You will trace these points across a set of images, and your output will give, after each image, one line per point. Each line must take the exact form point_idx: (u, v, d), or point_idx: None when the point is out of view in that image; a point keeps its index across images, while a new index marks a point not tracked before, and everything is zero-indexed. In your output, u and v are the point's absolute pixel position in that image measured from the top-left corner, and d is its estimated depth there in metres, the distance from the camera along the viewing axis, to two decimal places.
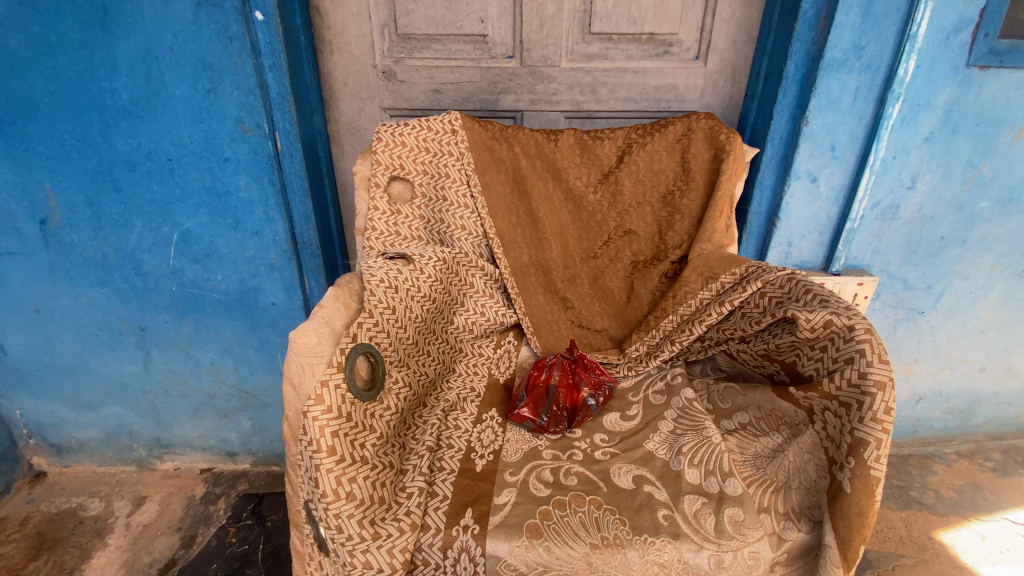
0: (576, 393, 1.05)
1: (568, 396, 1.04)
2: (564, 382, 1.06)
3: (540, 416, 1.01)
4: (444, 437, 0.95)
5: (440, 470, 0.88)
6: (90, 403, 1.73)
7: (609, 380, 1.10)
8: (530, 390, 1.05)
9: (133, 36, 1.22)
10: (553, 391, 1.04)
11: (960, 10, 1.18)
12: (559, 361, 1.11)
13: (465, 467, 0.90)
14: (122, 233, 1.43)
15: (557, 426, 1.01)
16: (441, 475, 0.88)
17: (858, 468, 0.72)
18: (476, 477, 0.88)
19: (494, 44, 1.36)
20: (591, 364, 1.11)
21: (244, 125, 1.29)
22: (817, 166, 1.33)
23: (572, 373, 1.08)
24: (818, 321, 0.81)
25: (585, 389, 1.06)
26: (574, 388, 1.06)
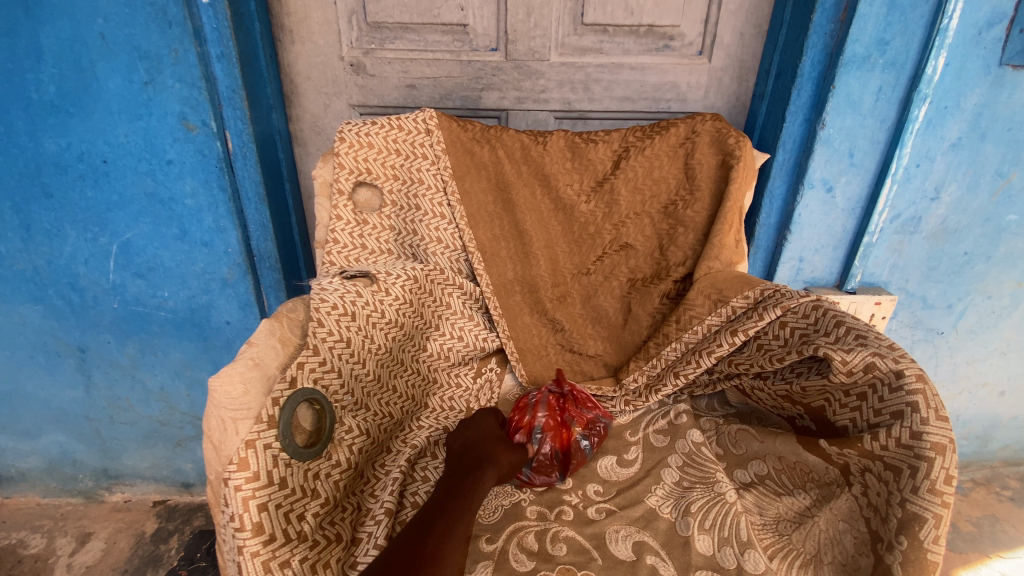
0: (568, 430, 0.91)
1: (558, 436, 0.89)
2: (553, 422, 0.92)
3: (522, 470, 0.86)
4: (462, 425, 0.86)
5: (474, 444, 0.80)
6: (29, 430, 1.55)
7: (604, 416, 0.96)
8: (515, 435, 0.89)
9: (58, 19, 1.06)
10: (540, 433, 0.89)
11: (994, 3, 1.07)
12: (544, 398, 0.96)
13: (496, 436, 0.83)
14: (55, 243, 1.27)
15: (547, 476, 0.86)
16: (479, 447, 0.79)
17: (913, 551, 0.58)
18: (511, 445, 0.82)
19: (475, 35, 1.21)
20: (581, 397, 0.97)
21: (188, 122, 1.14)
22: (834, 174, 1.21)
23: (561, 409, 0.94)
24: (857, 363, 0.67)
25: (576, 427, 0.92)
26: (566, 425, 0.91)
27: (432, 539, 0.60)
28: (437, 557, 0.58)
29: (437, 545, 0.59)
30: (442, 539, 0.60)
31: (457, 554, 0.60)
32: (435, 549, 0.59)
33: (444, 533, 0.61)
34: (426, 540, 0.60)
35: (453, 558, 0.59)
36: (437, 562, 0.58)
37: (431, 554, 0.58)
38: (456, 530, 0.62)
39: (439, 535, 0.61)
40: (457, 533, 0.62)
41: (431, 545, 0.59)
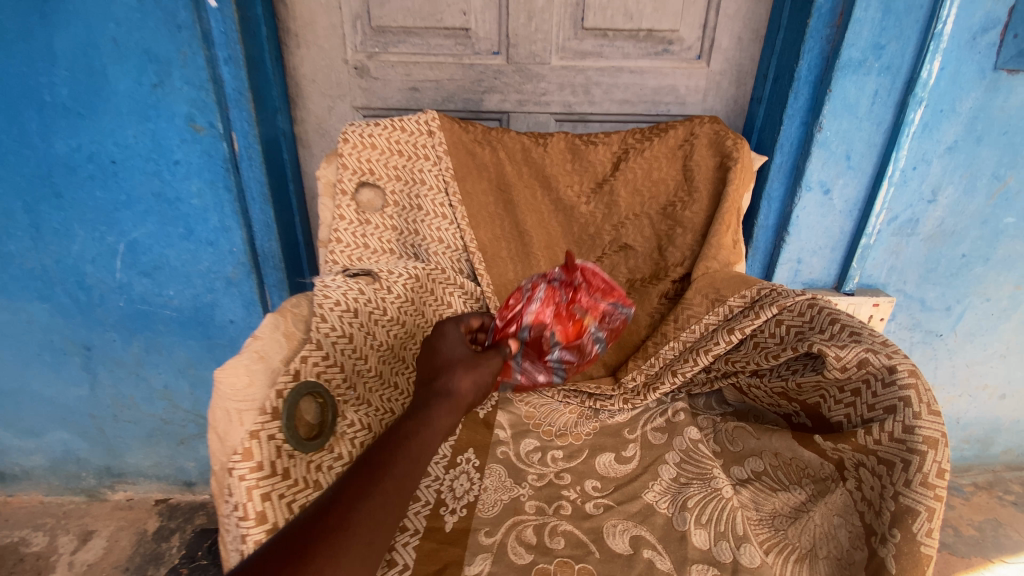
0: (576, 325, 0.91)
1: (565, 331, 0.90)
2: (559, 315, 0.90)
3: (512, 375, 0.86)
4: (427, 343, 0.71)
5: (434, 369, 0.65)
6: (34, 428, 1.56)
7: (618, 302, 0.94)
8: (502, 335, 0.87)
9: (70, 22, 1.08)
10: (533, 331, 0.88)
11: (988, 8, 1.08)
12: (545, 289, 0.91)
13: (464, 356, 0.67)
14: (63, 242, 1.29)
15: (547, 373, 0.90)
16: (439, 372, 0.64)
17: (906, 544, 0.59)
18: (479, 364, 0.66)
19: (477, 39, 1.23)
20: (593, 284, 0.93)
21: (196, 123, 1.16)
22: (831, 176, 1.22)
23: (569, 299, 0.92)
24: (851, 359, 0.68)
25: (585, 317, 0.91)
26: (575, 319, 0.91)
27: (344, 497, 0.51)
28: (346, 525, 0.49)
29: (348, 508, 0.50)
30: (353, 501, 0.50)
31: (380, 515, 0.50)
32: (345, 513, 0.49)
33: (361, 492, 0.51)
34: (335, 499, 0.51)
35: (371, 523, 0.50)
36: (344, 530, 0.48)
37: (337, 518, 0.49)
38: (383, 486, 0.52)
39: (352, 496, 0.51)
40: (380, 492, 0.51)
41: (341, 507, 0.50)
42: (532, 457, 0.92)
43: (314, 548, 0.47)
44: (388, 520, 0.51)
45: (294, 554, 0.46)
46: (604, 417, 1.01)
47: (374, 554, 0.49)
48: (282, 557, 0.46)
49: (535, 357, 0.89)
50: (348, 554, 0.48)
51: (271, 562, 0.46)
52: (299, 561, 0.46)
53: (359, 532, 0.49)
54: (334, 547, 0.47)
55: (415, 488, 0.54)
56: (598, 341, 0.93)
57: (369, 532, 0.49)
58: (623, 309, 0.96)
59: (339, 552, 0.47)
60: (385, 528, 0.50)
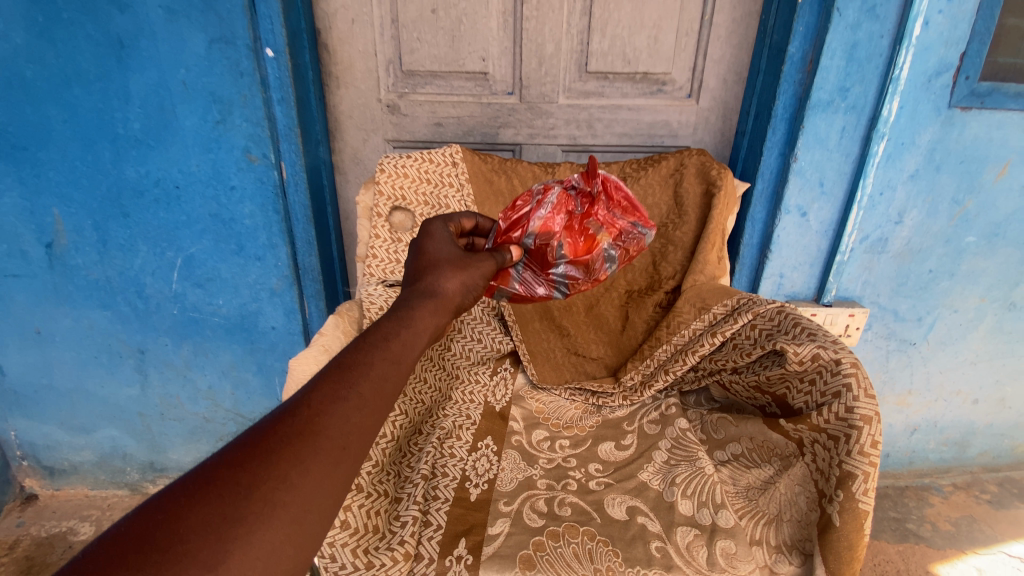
0: (588, 242, 0.98)
1: (574, 247, 0.97)
2: (571, 230, 0.98)
3: (512, 282, 0.99)
4: (418, 244, 0.77)
5: (423, 269, 0.70)
6: (85, 425, 1.71)
7: (638, 224, 1.01)
8: (505, 240, 0.96)
9: (147, 69, 1.27)
10: (536, 240, 0.95)
11: (940, 55, 1.24)
12: (559, 199, 0.98)
13: (451, 258, 0.73)
14: (127, 257, 1.46)
15: (547, 286, 0.99)
16: (428, 269, 0.70)
17: (847, 502, 0.73)
18: (467, 266, 0.72)
19: (494, 81, 1.41)
20: (614, 199, 1.00)
21: (251, 154, 1.34)
22: (807, 201, 1.38)
23: (585, 215, 0.99)
24: (806, 354, 0.83)
25: (601, 232, 0.99)
26: (588, 237, 0.98)
27: (316, 398, 0.48)
28: (318, 426, 0.46)
29: (320, 408, 0.47)
30: (327, 401, 0.48)
31: (355, 416, 0.48)
32: (315, 414, 0.47)
33: (335, 391, 0.49)
34: (304, 402, 0.47)
35: (345, 424, 0.47)
36: (315, 432, 0.46)
37: (306, 421, 0.46)
38: (358, 389, 0.50)
39: (323, 397, 0.48)
40: (355, 394, 0.49)
41: (312, 409, 0.47)
42: (542, 444, 1.06)
43: (284, 448, 0.44)
44: (363, 422, 0.48)
45: (260, 454, 0.43)
46: (606, 412, 1.15)
47: (349, 456, 0.47)
48: (247, 457, 0.43)
49: (538, 268, 0.99)
50: (321, 454, 0.45)
51: (232, 464, 0.42)
52: (266, 461, 0.43)
53: (331, 432, 0.46)
54: (304, 448, 0.44)
55: (394, 389, 0.53)
56: (609, 262, 1.00)
57: (343, 433, 0.47)
58: (641, 229, 1.02)
59: (311, 451, 0.44)
60: (362, 430, 0.48)
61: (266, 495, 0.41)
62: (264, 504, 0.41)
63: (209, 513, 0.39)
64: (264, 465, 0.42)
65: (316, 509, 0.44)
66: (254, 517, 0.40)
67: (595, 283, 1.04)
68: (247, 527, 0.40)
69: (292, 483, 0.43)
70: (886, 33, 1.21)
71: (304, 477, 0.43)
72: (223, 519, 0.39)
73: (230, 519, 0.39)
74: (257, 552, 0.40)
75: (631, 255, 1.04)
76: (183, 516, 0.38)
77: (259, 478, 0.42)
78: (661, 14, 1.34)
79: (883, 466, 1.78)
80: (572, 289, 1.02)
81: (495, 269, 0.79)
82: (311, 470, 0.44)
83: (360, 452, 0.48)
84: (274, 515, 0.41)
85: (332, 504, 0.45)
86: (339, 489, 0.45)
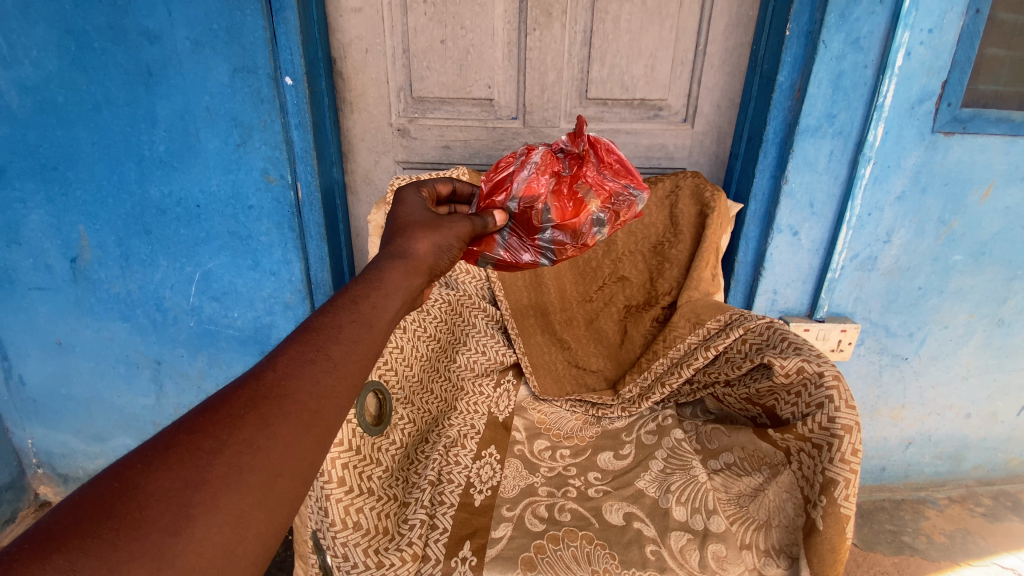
0: (577, 207, 1.02)
1: (562, 211, 1.01)
2: (559, 194, 1.02)
3: (497, 248, 1.05)
4: (392, 208, 0.83)
5: (398, 231, 0.76)
6: (101, 434, 1.77)
7: (628, 188, 1.04)
8: (489, 204, 1.02)
9: (174, 95, 1.35)
10: (520, 203, 1.00)
11: (922, 83, 1.31)
12: (547, 164, 1.03)
13: (424, 220, 0.79)
14: (148, 271, 1.53)
15: (533, 251, 1.05)
16: (402, 230, 0.75)
17: (830, 506, 0.77)
18: (439, 227, 0.77)
19: (499, 106, 1.49)
20: (604, 164, 1.05)
21: (269, 175, 1.41)
22: (798, 221, 1.44)
23: (574, 179, 1.03)
24: (791, 367, 0.89)
25: (589, 197, 1.02)
26: (577, 201, 1.02)
27: (282, 363, 0.50)
28: (284, 389, 0.48)
29: (287, 372, 0.49)
30: (293, 367, 0.50)
31: (324, 379, 0.51)
32: (282, 378, 0.49)
33: (302, 356, 0.51)
34: (269, 369, 0.49)
35: (313, 386, 0.50)
36: (281, 395, 0.48)
37: (272, 386, 0.48)
38: (327, 352, 0.52)
39: (290, 363, 0.50)
40: (322, 359, 0.52)
41: (278, 373, 0.49)
42: (543, 454, 1.11)
43: (249, 412, 0.45)
44: (332, 385, 0.51)
45: (224, 419, 0.44)
46: (606, 423, 1.20)
47: (318, 419, 0.49)
48: (210, 423, 0.44)
49: (523, 234, 1.04)
50: (289, 417, 0.47)
51: (194, 430, 0.43)
52: (229, 426, 0.44)
53: (299, 395, 0.48)
54: (271, 411, 0.46)
55: (363, 354, 0.55)
56: (597, 226, 1.03)
57: (311, 395, 0.49)
58: (634, 193, 1.05)
59: (278, 414, 0.46)
60: (330, 392, 0.50)
61: (231, 457, 0.43)
62: (229, 468, 0.42)
63: (171, 478, 0.40)
64: (229, 430, 0.44)
65: (286, 472, 0.45)
66: (220, 482, 0.41)
67: (581, 250, 1.08)
68: (213, 491, 0.41)
69: (259, 447, 0.44)
70: (870, 64, 1.28)
71: (272, 440, 0.45)
72: (185, 484, 0.40)
73: (193, 484, 0.40)
74: (225, 515, 0.41)
75: (620, 221, 1.06)
76: (143, 482, 0.39)
77: (223, 442, 0.43)
78: (657, 44, 1.42)
79: (879, 479, 1.81)
80: (558, 254, 1.06)
81: (470, 231, 0.84)
82: (279, 433, 0.46)
83: (330, 414, 0.50)
84: (242, 479, 0.42)
85: (302, 467, 0.46)
86: (308, 451, 0.47)
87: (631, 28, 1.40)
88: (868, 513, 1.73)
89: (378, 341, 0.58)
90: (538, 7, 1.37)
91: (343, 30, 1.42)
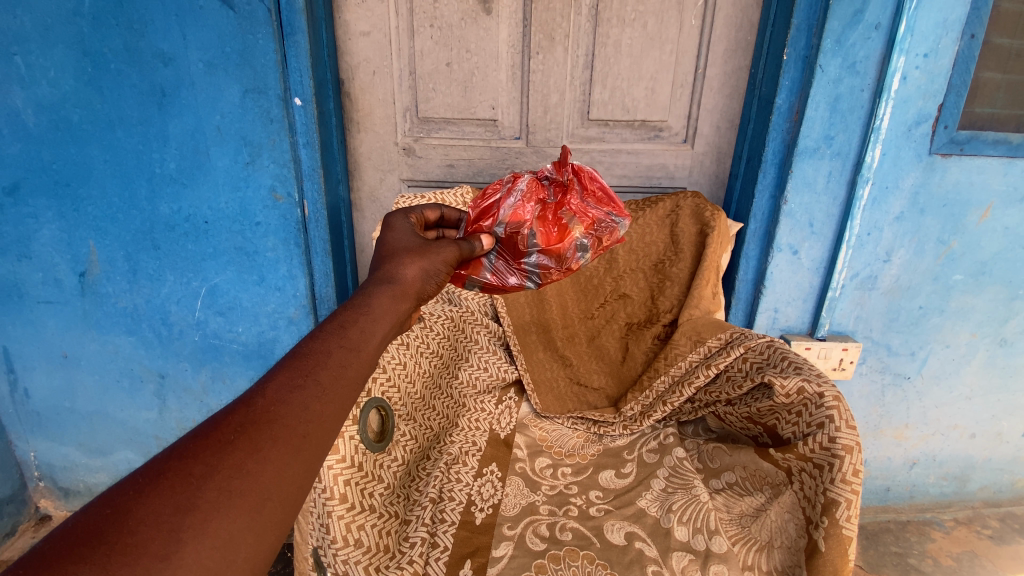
0: (561, 232, 1.04)
1: (547, 237, 1.04)
2: (544, 220, 1.04)
3: (484, 271, 1.07)
4: (380, 235, 0.85)
5: (385, 258, 0.77)
6: (103, 447, 1.77)
7: (609, 216, 1.07)
8: (476, 229, 1.03)
9: (185, 115, 1.38)
10: (506, 229, 1.02)
11: (919, 106, 1.33)
12: (532, 191, 1.04)
13: (411, 246, 0.80)
14: (154, 286, 1.55)
15: (518, 275, 1.06)
16: (390, 257, 0.77)
17: (832, 528, 0.77)
18: (426, 253, 0.79)
19: (503, 127, 1.52)
20: (587, 192, 1.07)
21: (276, 193, 1.44)
22: (798, 240, 1.46)
23: (558, 206, 1.06)
24: (792, 387, 0.89)
25: (573, 223, 1.05)
26: (561, 227, 1.04)
27: (272, 388, 0.51)
28: (274, 414, 0.49)
29: (277, 398, 0.51)
30: (283, 393, 0.51)
31: (313, 405, 0.52)
32: (272, 404, 0.50)
33: (292, 381, 0.52)
34: (260, 394, 0.51)
35: (303, 411, 0.51)
36: (271, 420, 0.49)
37: (262, 412, 0.49)
38: (316, 377, 0.54)
39: (280, 388, 0.51)
40: (312, 383, 0.53)
41: (268, 399, 0.50)
42: (545, 472, 1.11)
43: (239, 438, 0.46)
44: (320, 410, 0.52)
45: (215, 444, 0.45)
46: (607, 441, 1.20)
47: (307, 444, 0.50)
48: (200, 449, 0.45)
49: (509, 258, 1.06)
50: (278, 442, 0.48)
51: (184, 456, 0.44)
52: (220, 452, 0.45)
53: (288, 420, 0.50)
54: (260, 436, 0.47)
55: (351, 377, 0.57)
56: (581, 251, 1.06)
57: (300, 420, 0.50)
58: (615, 220, 1.08)
59: (267, 439, 0.47)
60: (319, 417, 0.52)
61: (220, 482, 0.43)
62: (220, 493, 0.43)
63: (162, 504, 0.41)
64: (218, 455, 0.45)
65: (275, 496, 0.46)
66: (210, 507, 0.42)
67: (566, 273, 1.10)
68: (203, 516, 0.41)
69: (249, 471, 0.45)
70: (867, 87, 1.31)
71: (261, 465, 0.46)
72: (175, 510, 0.41)
73: (183, 509, 0.41)
74: (213, 540, 0.41)
75: (603, 245, 1.09)
76: (134, 508, 0.40)
77: (213, 468, 0.44)
78: (657, 67, 1.45)
79: (884, 500, 1.79)
80: (544, 278, 1.08)
81: (457, 255, 0.86)
82: (268, 458, 0.47)
83: (318, 438, 0.51)
84: (231, 504, 0.43)
85: (289, 492, 0.47)
86: (296, 475, 0.48)
87: (632, 52, 1.44)
88: (873, 534, 1.71)
89: (366, 365, 0.59)
90: (542, 31, 1.41)
91: (352, 52, 1.46)
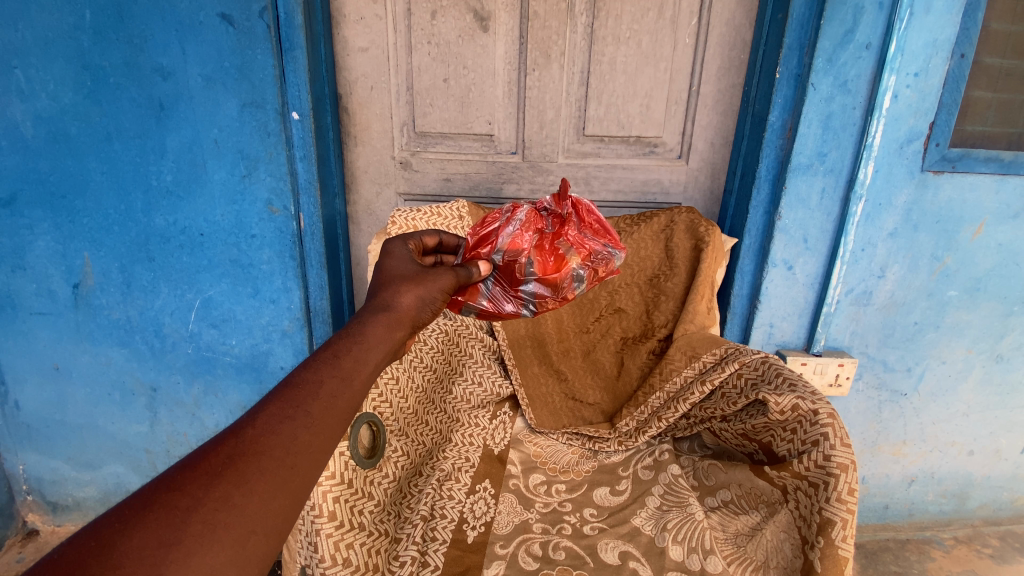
0: (558, 261, 1.05)
1: (543, 265, 1.04)
2: (541, 249, 1.05)
3: (481, 298, 1.06)
4: (379, 261, 0.84)
5: (382, 285, 0.77)
6: (93, 461, 1.74)
7: (606, 249, 1.08)
8: (474, 255, 1.03)
9: (183, 127, 1.39)
10: (503, 258, 1.03)
11: (910, 124, 1.34)
12: (533, 222, 1.07)
13: (406, 274, 0.80)
14: (149, 297, 1.54)
15: (515, 303, 1.06)
16: (385, 285, 0.76)
17: (828, 548, 0.76)
18: (422, 280, 0.78)
19: (499, 142, 1.54)
20: (584, 225, 1.09)
21: (273, 206, 1.44)
22: (792, 255, 1.46)
23: (555, 236, 1.07)
24: (786, 404, 0.89)
25: (571, 254, 1.05)
26: (558, 257, 1.05)
27: (262, 418, 0.51)
28: (261, 445, 0.49)
29: (265, 428, 0.50)
30: (273, 422, 0.50)
31: (302, 434, 0.51)
32: (261, 434, 0.49)
33: (283, 412, 0.52)
34: (249, 424, 0.50)
35: (291, 441, 0.50)
36: (259, 451, 0.48)
37: (250, 442, 0.48)
38: (307, 407, 0.53)
39: (270, 418, 0.51)
40: (302, 413, 0.52)
41: (258, 429, 0.50)
42: (539, 488, 1.09)
43: (226, 470, 0.46)
44: (308, 439, 0.51)
45: (202, 476, 0.45)
46: (602, 457, 1.18)
47: (293, 476, 0.49)
48: (186, 481, 0.44)
49: (506, 284, 1.05)
50: (265, 473, 0.47)
51: (172, 488, 0.43)
52: (205, 484, 0.44)
53: (277, 451, 0.49)
54: (249, 467, 0.47)
55: (342, 404, 0.56)
56: (577, 281, 1.06)
57: (289, 450, 0.50)
58: (611, 253, 1.09)
59: (255, 470, 0.47)
60: (308, 447, 0.51)
61: (203, 515, 0.43)
62: (204, 526, 0.42)
63: (146, 537, 0.40)
64: (205, 487, 0.44)
65: (260, 529, 0.45)
66: (194, 541, 0.41)
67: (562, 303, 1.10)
68: (185, 550, 0.41)
69: (235, 504, 0.45)
70: (859, 105, 1.32)
71: (247, 497, 0.45)
72: (158, 544, 0.40)
73: (166, 543, 0.40)
74: None
75: (599, 276, 1.09)
76: (118, 542, 0.39)
77: (199, 501, 0.43)
78: (652, 85, 1.47)
79: (883, 518, 1.77)
80: (540, 307, 1.07)
81: (453, 282, 0.84)
82: (255, 490, 0.46)
83: (307, 467, 0.50)
84: (215, 538, 0.42)
85: (274, 526, 0.47)
86: (283, 507, 0.47)
87: (627, 69, 1.45)
88: (873, 553, 1.69)
89: (358, 393, 0.59)
90: (538, 49, 1.43)
91: (351, 68, 1.47)
